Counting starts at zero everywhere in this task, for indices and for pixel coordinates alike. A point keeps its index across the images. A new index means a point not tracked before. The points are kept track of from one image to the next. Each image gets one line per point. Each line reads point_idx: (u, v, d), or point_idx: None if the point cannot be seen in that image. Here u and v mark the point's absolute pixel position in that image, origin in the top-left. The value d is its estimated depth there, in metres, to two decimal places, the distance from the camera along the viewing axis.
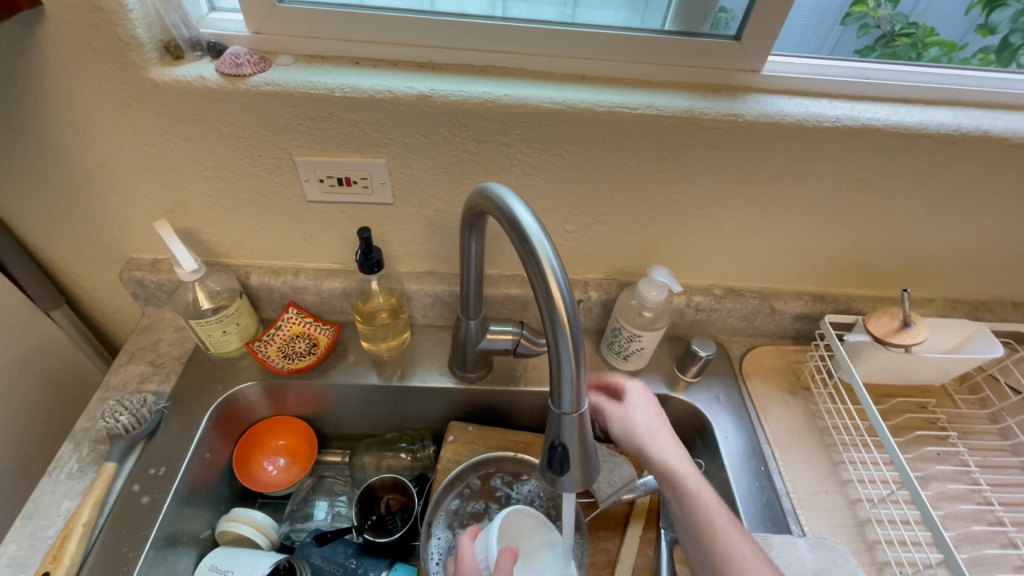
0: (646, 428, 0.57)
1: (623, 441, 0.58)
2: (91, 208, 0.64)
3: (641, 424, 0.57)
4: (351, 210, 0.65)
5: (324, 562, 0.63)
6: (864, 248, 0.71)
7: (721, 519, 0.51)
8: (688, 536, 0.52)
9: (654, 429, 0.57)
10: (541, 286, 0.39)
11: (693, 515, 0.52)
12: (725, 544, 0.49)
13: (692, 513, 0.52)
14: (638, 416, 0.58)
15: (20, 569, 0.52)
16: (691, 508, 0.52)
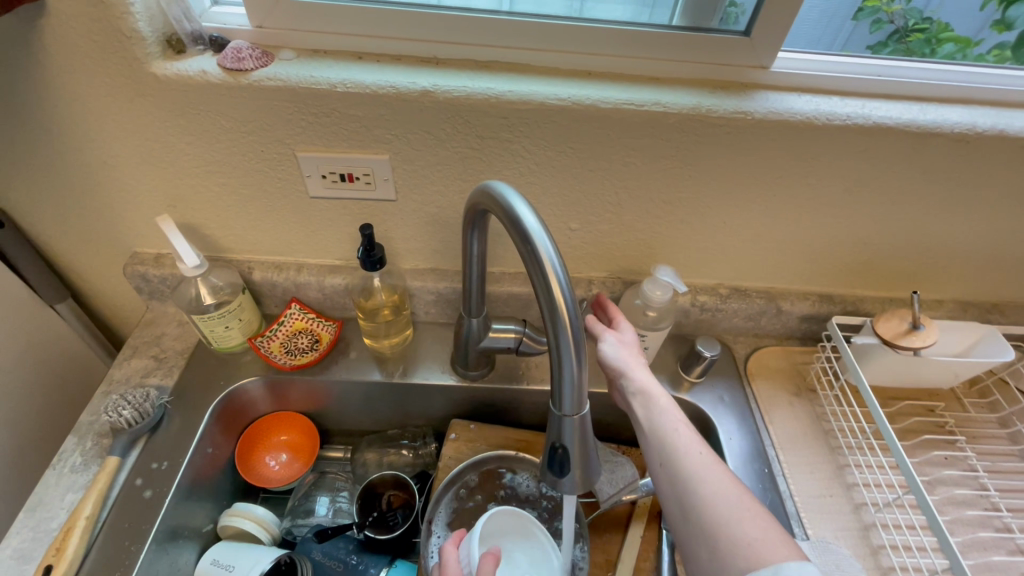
0: (628, 356, 0.57)
1: (607, 363, 0.57)
2: (95, 203, 0.64)
3: (623, 351, 0.57)
4: (353, 206, 0.65)
5: (325, 558, 0.63)
6: (873, 248, 0.70)
7: (691, 441, 0.49)
8: (654, 456, 0.50)
9: (636, 360, 0.57)
10: (542, 286, 0.38)
11: (664, 436, 0.50)
12: (691, 463, 0.48)
13: (663, 433, 0.51)
14: (621, 345, 0.58)
15: (24, 561, 0.53)
16: (662, 428, 0.51)
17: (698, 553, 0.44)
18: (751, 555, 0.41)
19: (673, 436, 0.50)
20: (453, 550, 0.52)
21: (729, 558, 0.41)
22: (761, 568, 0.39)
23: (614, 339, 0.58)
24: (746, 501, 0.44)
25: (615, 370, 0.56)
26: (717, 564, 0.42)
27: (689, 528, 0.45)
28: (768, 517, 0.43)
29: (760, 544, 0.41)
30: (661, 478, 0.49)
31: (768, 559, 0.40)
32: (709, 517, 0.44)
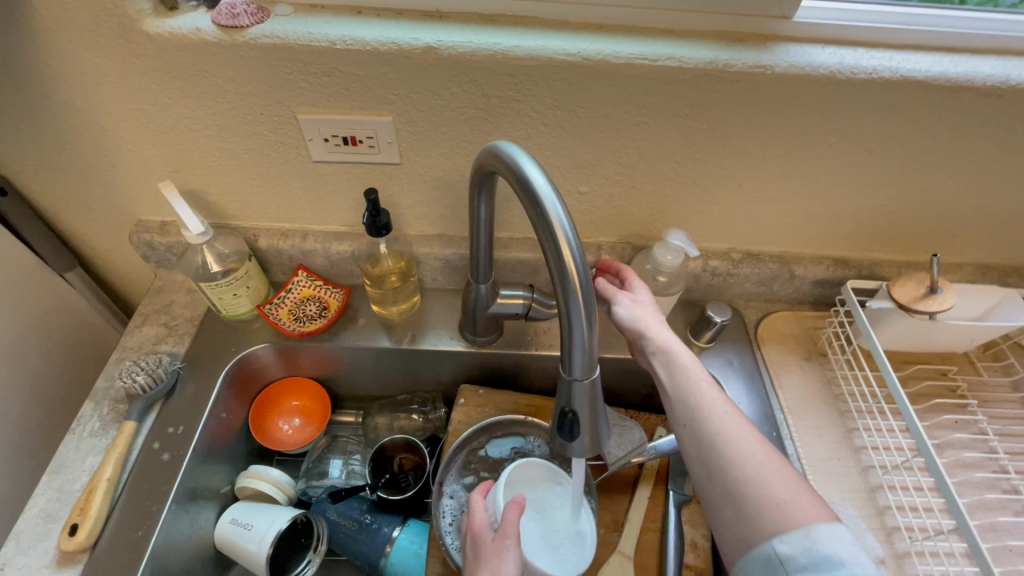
0: (645, 317, 0.56)
1: (625, 325, 0.57)
2: (97, 169, 0.64)
3: (639, 312, 0.57)
4: (358, 170, 0.63)
5: (339, 518, 0.65)
6: (892, 210, 0.68)
7: (712, 399, 0.50)
8: (677, 418, 0.51)
9: (653, 321, 0.56)
10: (552, 249, 0.37)
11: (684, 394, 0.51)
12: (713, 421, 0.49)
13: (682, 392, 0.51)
14: (636, 306, 0.57)
15: (50, 520, 0.55)
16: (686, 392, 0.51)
17: (723, 513, 0.45)
18: (780, 516, 0.42)
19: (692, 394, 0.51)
20: (480, 499, 0.54)
21: (757, 520, 0.43)
22: (792, 532, 0.41)
23: (627, 301, 0.58)
24: (774, 463, 0.45)
25: (631, 331, 0.56)
26: (745, 519, 0.43)
27: (716, 489, 0.46)
28: (797, 478, 0.44)
29: (790, 507, 0.42)
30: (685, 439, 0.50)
31: (800, 522, 0.41)
32: (737, 482, 0.45)
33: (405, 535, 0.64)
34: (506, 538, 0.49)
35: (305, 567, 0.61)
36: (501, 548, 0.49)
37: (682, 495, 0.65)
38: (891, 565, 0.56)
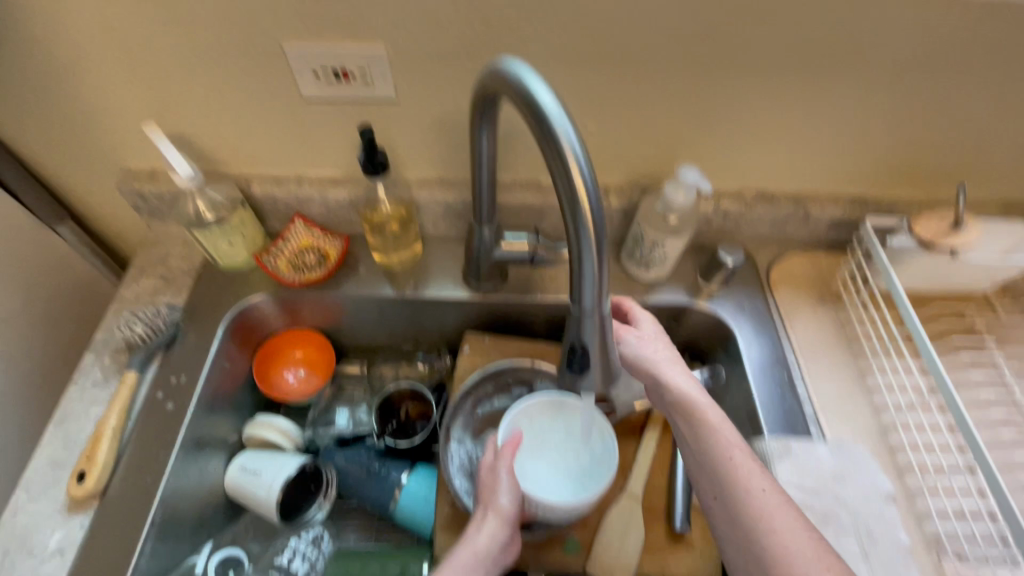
0: (652, 356, 0.57)
1: (634, 366, 0.57)
2: (78, 112, 0.60)
3: (647, 350, 0.58)
4: (351, 108, 0.59)
5: (348, 464, 0.65)
6: (917, 143, 0.64)
7: (734, 451, 0.50)
8: (700, 478, 0.51)
9: (662, 359, 0.57)
10: (560, 172, 0.35)
11: (704, 445, 0.51)
12: (734, 474, 0.48)
13: (701, 443, 0.51)
14: (643, 343, 0.58)
15: (59, 468, 0.55)
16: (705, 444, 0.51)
17: None
18: None
19: (712, 445, 0.51)
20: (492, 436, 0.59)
21: None
22: None
23: (632, 338, 0.58)
24: (801, 527, 0.45)
25: (647, 374, 0.57)
26: None
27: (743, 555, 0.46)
28: (826, 547, 0.44)
29: None
30: (709, 496, 0.50)
31: None
32: (764, 549, 0.45)
33: (413, 480, 0.63)
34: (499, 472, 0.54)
35: (316, 511, 0.63)
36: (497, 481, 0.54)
37: None
38: (901, 501, 0.56)
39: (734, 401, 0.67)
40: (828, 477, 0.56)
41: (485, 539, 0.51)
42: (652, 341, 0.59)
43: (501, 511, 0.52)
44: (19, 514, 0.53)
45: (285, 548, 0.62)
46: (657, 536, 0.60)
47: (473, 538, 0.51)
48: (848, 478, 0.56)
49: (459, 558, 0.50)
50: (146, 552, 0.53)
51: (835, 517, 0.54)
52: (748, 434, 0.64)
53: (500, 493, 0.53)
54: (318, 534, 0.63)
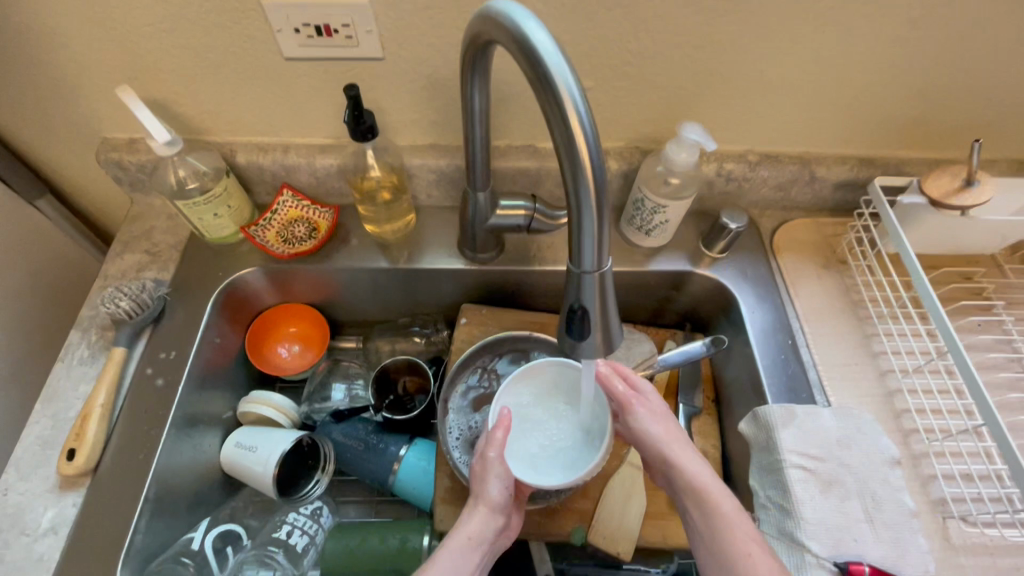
0: (664, 434, 0.53)
1: (647, 444, 0.53)
2: (46, 77, 0.57)
3: (659, 427, 0.53)
4: (336, 68, 0.56)
5: (345, 439, 0.64)
6: (930, 98, 0.61)
7: (751, 544, 0.44)
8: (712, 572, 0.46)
9: (675, 441, 0.53)
10: (557, 118, 0.33)
11: (717, 537, 0.46)
12: (750, 572, 0.43)
13: (714, 534, 0.46)
14: (656, 418, 0.54)
15: (48, 447, 0.54)
16: (719, 535, 0.46)
17: None
18: None
19: (726, 536, 0.46)
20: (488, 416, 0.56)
21: None
22: None
23: (645, 413, 0.54)
24: None
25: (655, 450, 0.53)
26: None
27: None
28: None
29: None
30: None
31: None
32: None
33: (412, 454, 0.62)
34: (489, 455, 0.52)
35: (315, 486, 0.61)
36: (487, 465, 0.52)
37: (692, 408, 0.67)
38: (906, 465, 0.55)
39: (736, 369, 0.66)
40: (832, 443, 0.55)
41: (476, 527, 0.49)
42: (661, 415, 0.55)
43: (491, 501, 0.50)
44: (9, 493, 0.52)
45: (284, 522, 0.59)
46: (658, 504, 0.60)
47: (466, 525, 0.50)
48: (853, 444, 0.55)
49: (452, 547, 0.48)
50: (141, 529, 0.52)
51: (840, 483, 0.53)
52: (751, 402, 0.63)
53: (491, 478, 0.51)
54: (318, 508, 0.60)
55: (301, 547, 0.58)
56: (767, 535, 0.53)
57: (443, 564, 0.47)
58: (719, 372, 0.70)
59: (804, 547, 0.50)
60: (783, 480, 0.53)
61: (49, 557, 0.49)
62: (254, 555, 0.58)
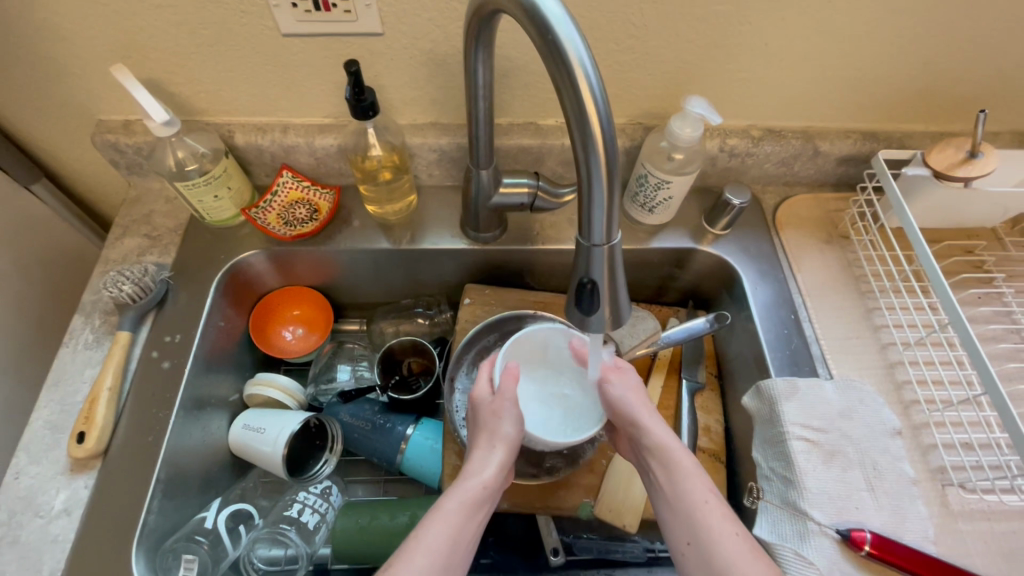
0: (636, 401, 0.54)
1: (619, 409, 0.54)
2: (37, 57, 0.56)
3: (632, 394, 0.54)
4: (334, 45, 0.55)
5: (352, 419, 0.65)
6: (936, 69, 0.61)
7: (710, 495, 0.47)
8: (678, 534, 0.46)
9: (646, 408, 0.53)
10: (568, 89, 0.32)
11: (678, 490, 0.48)
12: (704, 519, 0.45)
13: (674, 486, 0.48)
14: (629, 385, 0.55)
15: (57, 431, 0.54)
16: (685, 496, 0.47)
17: None
18: None
19: (687, 489, 0.47)
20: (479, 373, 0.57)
21: None
22: None
23: (620, 379, 0.55)
24: None
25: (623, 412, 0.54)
26: None
27: None
28: None
29: None
30: (687, 558, 0.45)
31: None
32: None
33: (419, 432, 0.63)
34: (506, 401, 0.53)
35: (323, 466, 0.62)
36: (500, 413, 0.53)
37: (696, 383, 0.67)
38: (907, 435, 0.56)
39: (739, 345, 0.67)
40: (834, 415, 0.56)
41: (491, 472, 0.49)
42: (636, 384, 0.56)
43: (507, 441, 0.51)
44: (21, 477, 0.52)
45: (295, 501, 0.59)
46: None
47: (478, 470, 0.49)
48: (855, 415, 0.56)
49: (462, 490, 0.47)
50: (154, 509, 0.52)
51: (841, 453, 0.54)
52: (754, 377, 0.63)
53: (502, 422, 0.52)
54: (328, 486, 0.61)
55: (312, 525, 0.58)
56: (769, 504, 0.54)
57: (453, 507, 0.46)
58: (721, 348, 0.70)
59: (806, 515, 0.51)
60: (786, 451, 0.54)
61: (64, 537, 0.50)
62: (266, 533, 0.58)
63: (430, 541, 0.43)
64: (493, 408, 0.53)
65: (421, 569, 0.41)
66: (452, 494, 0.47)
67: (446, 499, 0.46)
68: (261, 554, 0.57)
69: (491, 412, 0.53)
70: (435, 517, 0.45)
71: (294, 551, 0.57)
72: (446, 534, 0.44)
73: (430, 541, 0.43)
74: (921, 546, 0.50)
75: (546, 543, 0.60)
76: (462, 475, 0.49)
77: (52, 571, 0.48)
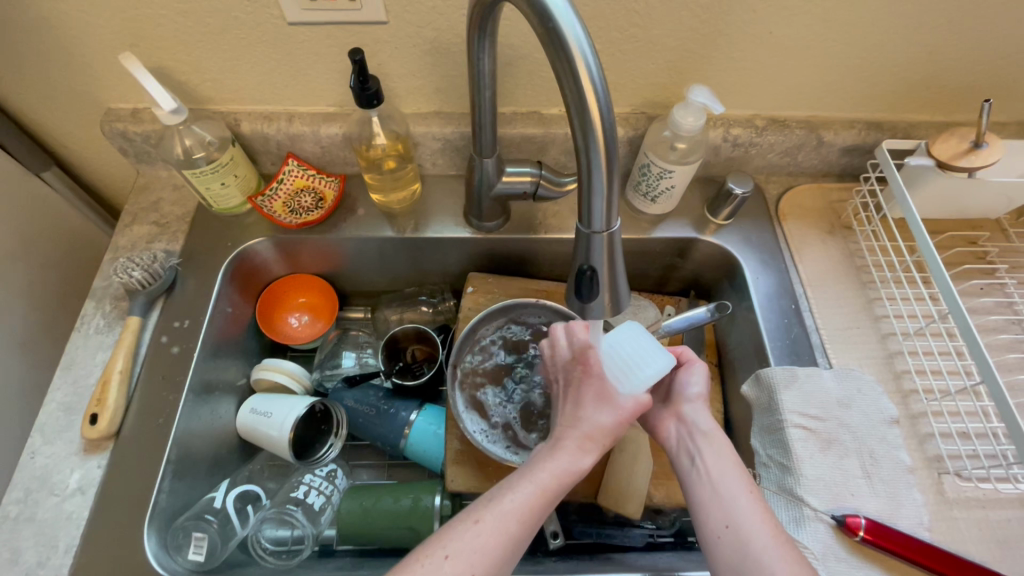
0: (697, 392, 0.55)
1: (678, 396, 0.55)
2: (46, 45, 0.56)
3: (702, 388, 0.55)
4: (340, 33, 0.56)
5: (356, 405, 0.66)
6: (944, 58, 0.60)
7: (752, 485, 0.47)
8: (717, 515, 0.45)
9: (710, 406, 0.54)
10: (568, 76, 0.33)
11: (725, 475, 0.48)
12: (745, 506, 0.45)
13: (718, 470, 0.48)
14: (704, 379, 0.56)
15: (71, 412, 0.56)
16: (734, 479, 0.47)
17: None
18: None
19: (734, 476, 0.47)
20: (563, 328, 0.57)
21: None
22: None
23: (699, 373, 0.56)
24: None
25: (686, 399, 0.54)
26: None
27: None
28: None
29: None
30: (720, 540, 0.44)
31: None
32: None
33: (422, 418, 0.64)
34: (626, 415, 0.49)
35: (329, 450, 0.63)
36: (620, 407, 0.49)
37: None
38: (904, 424, 0.56)
39: (739, 334, 0.67)
40: (832, 403, 0.56)
41: (587, 463, 0.48)
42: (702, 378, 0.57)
43: (605, 435, 0.49)
44: (36, 456, 0.53)
45: (301, 482, 0.61)
46: (662, 465, 0.63)
47: (576, 457, 0.48)
48: (854, 404, 0.56)
49: (560, 471, 0.47)
50: (165, 489, 0.54)
51: (839, 442, 0.55)
52: (754, 365, 0.64)
53: (603, 411, 0.49)
54: (333, 469, 0.62)
55: (318, 506, 0.60)
56: (767, 490, 0.55)
57: (546, 477, 0.46)
58: (722, 338, 0.71)
59: (802, 501, 0.52)
60: (783, 438, 0.55)
61: (79, 515, 0.51)
62: (274, 513, 0.59)
63: (512, 509, 0.44)
64: (602, 387, 0.50)
65: (516, 536, 0.43)
66: (557, 476, 0.47)
67: (539, 474, 0.46)
68: (268, 534, 0.58)
69: (594, 401, 0.50)
70: (526, 484, 0.46)
71: (300, 531, 0.58)
72: (539, 509, 0.45)
73: (521, 518, 0.44)
74: (915, 532, 0.51)
75: (547, 527, 0.60)
76: (557, 453, 0.48)
77: (68, 547, 0.50)
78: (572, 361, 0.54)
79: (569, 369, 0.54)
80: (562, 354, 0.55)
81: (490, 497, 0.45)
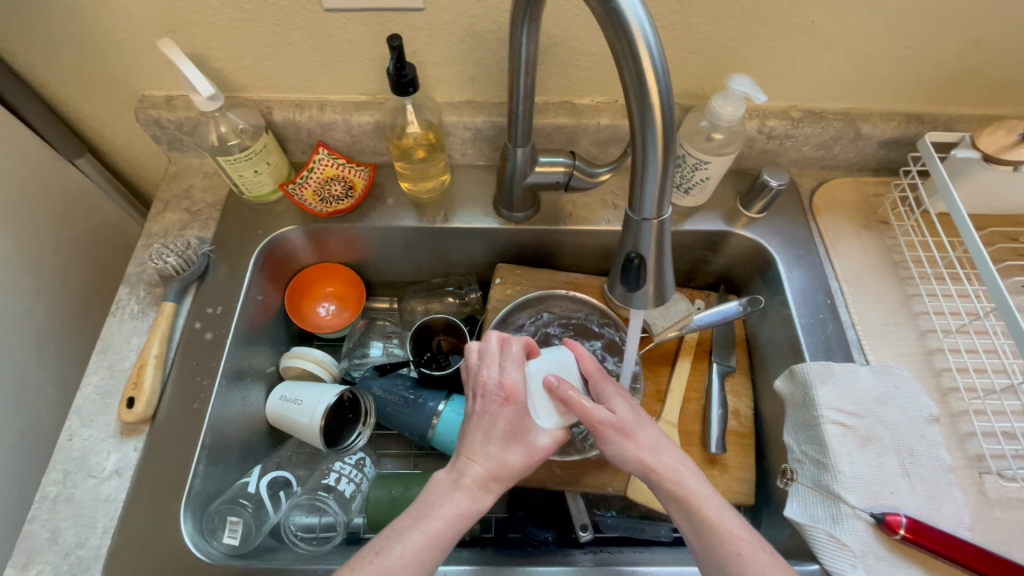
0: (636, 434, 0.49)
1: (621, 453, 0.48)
2: (85, 31, 0.57)
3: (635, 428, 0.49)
4: (375, 20, 0.55)
5: (385, 394, 0.65)
6: (990, 49, 0.59)
7: (742, 543, 0.43)
8: None
9: (652, 443, 0.49)
10: (627, 57, 0.33)
11: (710, 540, 0.44)
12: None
13: (702, 534, 0.44)
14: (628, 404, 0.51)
15: (107, 396, 0.56)
16: (717, 543, 0.43)
17: None
18: None
19: (717, 542, 0.43)
20: (496, 341, 0.51)
21: None
22: None
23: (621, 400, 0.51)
24: None
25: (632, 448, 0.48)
26: None
27: None
28: None
29: None
30: None
31: None
32: None
33: (450, 408, 0.63)
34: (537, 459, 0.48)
35: (357, 438, 0.62)
36: (531, 447, 0.47)
37: (726, 367, 0.67)
38: (944, 422, 0.55)
39: (771, 330, 0.66)
40: (870, 399, 0.55)
41: (487, 502, 0.46)
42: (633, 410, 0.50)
43: (509, 473, 0.46)
44: (74, 439, 0.54)
45: (331, 470, 0.61)
46: (692, 461, 0.62)
47: (475, 500, 0.45)
48: (892, 401, 0.55)
49: (453, 516, 0.44)
50: (200, 473, 0.54)
51: (877, 439, 0.54)
52: (787, 361, 0.63)
53: (512, 449, 0.47)
54: (362, 458, 0.62)
55: (349, 493, 0.60)
56: (802, 486, 0.54)
57: (438, 523, 0.43)
58: (752, 333, 0.69)
59: (839, 497, 0.51)
60: (819, 435, 0.54)
61: (117, 497, 0.52)
62: (305, 499, 0.59)
63: (397, 565, 0.41)
64: (516, 425, 0.47)
65: None
66: (450, 522, 0.44)
67: (432, 520, 0.44)
68: (299, 521, 0.58)
69: (508, 441, 0.47)
70: (412, 535, 0.43)
71: (331, 518, 0.58)
72: (428, 555, 0.43)
73: (406, 572, 0.41)
74: (957, 532, 0.50)
75: (576, 520, 0.60)
76: (454, 493, 0.45)
77: (106, 528, 0.50)
78: (495, 386, 0.48)
79: (487, 397, 0.48)
80: (486, 374, 0.49)
81: (376, 548, 0.42)
